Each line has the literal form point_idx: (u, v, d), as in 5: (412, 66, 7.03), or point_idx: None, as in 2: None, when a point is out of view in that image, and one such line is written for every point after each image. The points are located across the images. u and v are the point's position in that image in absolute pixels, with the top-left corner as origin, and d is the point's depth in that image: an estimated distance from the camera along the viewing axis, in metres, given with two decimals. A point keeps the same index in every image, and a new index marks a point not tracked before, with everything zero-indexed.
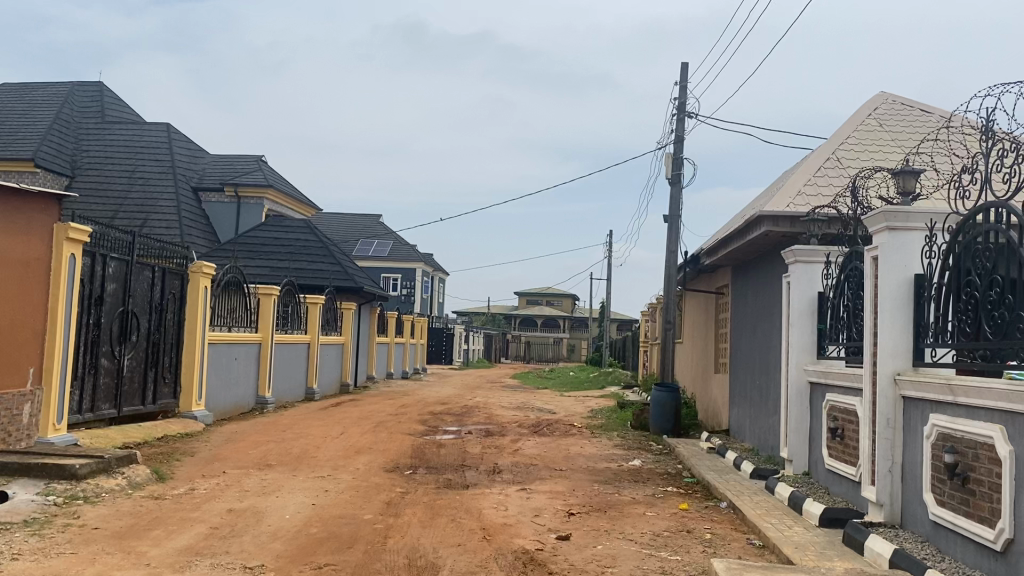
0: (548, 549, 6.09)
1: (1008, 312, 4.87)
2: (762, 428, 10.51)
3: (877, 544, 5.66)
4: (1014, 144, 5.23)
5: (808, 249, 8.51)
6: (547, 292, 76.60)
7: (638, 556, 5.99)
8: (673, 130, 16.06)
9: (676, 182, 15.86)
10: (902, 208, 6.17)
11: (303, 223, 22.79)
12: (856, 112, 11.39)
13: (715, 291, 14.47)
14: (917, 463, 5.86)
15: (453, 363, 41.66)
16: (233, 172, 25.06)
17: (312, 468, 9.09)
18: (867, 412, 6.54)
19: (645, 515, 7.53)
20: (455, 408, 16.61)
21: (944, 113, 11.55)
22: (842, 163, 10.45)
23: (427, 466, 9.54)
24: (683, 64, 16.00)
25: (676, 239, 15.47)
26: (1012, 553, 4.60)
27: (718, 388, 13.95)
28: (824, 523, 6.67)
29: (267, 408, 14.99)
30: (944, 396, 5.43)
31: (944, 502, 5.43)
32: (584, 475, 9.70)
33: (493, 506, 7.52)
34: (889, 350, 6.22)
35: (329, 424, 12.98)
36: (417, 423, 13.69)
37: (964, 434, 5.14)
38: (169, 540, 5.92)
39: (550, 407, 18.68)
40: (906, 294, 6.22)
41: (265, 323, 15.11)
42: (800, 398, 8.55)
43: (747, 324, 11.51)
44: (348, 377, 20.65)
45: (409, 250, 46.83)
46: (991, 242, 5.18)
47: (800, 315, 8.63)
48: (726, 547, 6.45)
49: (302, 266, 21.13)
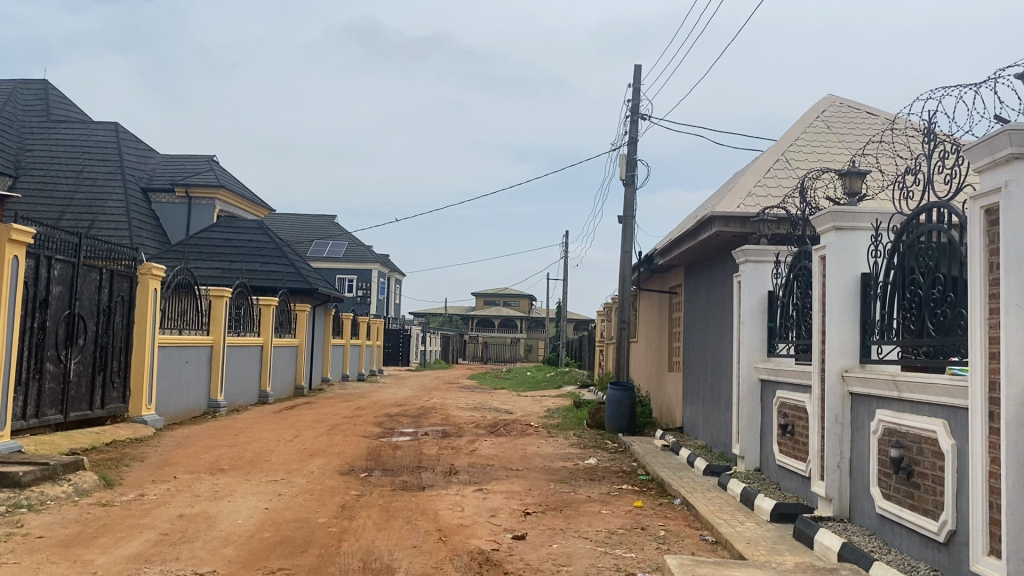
0: (504, 549, 6.10)
1: (950, 309, 5.00)
2: (714, 425, 10.65)
3: (826, 538, 5.77)
4: (954, 146, 5.35)
5: (757, 249, 8.65)
6: (503, 292, 76.78)
7: (594, 555, 6.02)
8: (627, 131, 16.23)
9: (630, 184, 16.01)
10: (849, 208, 6.31)
11: (255, 223, 22.52)
12: (804, 114, 11.61)
13: (668, 291, 14.60)
14: (864, 457, 6.00)
15: (410, 364, 41.52)
16: (183, 173, 24.57)
17: (265, 472, 8.99)
18: (816, 408, 6.67)
19: (600, 514, 7.58)
20: (412, 410, 16.57)
21: (890, 117, 11.81)
22: (791, 164, 10.64)
23: (383, 468, 9.51)
24: (636, 66, 16.15)
25: (630, 239, 15.61)
26: (954, 544, 4.73)
27: (672, 386, 14.09)
28: (775, 519, 6.79)
29: (219, 412, 14.76)
30: (889, 392, 5.57)
31: (890, 495, 5.57)
32: (540, 474, 9.72)
33: (449, 506, 7.51)
34: (836, 349, 6.36)
35: (284, 427, 12.84)
36: (372, 425, 13.59)
37: (909, 429, 5.28)
38: (116, 547, 5.81)
39: (506, 407, 18.71)
40: (852, 292, 6.37)
41: (217, 325, 14.88)
42: (752, 395, 8.68)
43: (700, 322, 11.66)
44: (303, 379, 20.43)
45: (365, 250, 46.50)
46: (934, 241, 5.32)
47: (751, 314, 8.74)
48: (679, 543, 6.52)
49: (254, 267, 20.84)
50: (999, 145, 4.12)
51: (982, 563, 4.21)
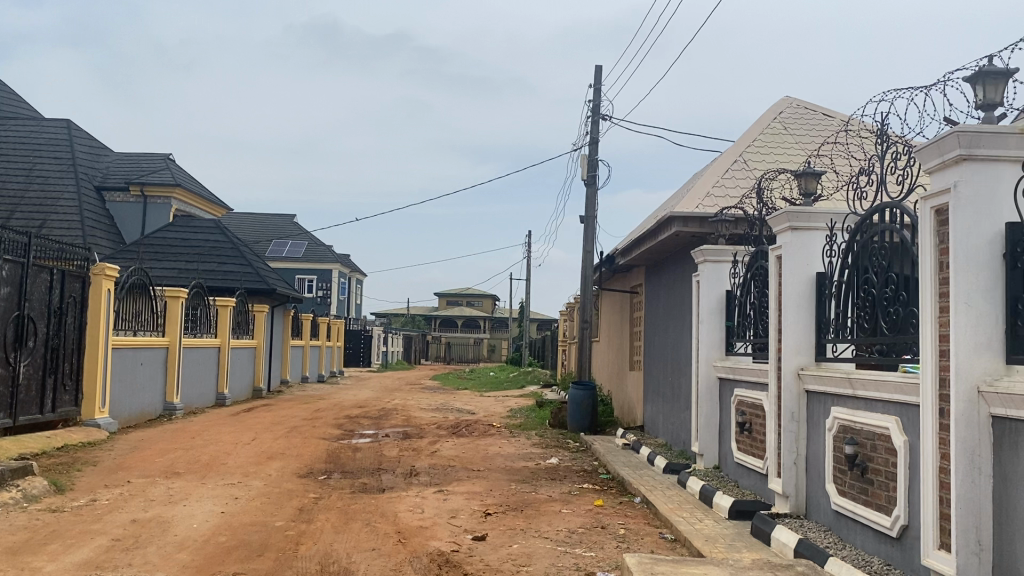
0: (464, 550, 6.06)
1: (903, 308, 5.08)
2: (675, 424, 10.72)
3: (782, 535, 5.84)
4: (906, 147, 5.43)
5: (715, 249, 8.72)
6: (465, 292, 76.67)
7: (554, 554, 6.03)
8: (588, 132, 16.29)
9: (592, 184, 16.06)
10: (804, 209, 6.38)
11: (212, 223, 22.20)
12: (762, 116, 11.73)
13: (629, 290, 14.67)
14: (820, 454, 6.07)
15: (371, 365, 41.20)
16: (138, 171, 24.12)
17: (222, 475, 8.85)
18: (772, 406, 6.75)
19: (561, 513, 7.59)
20: (372, 412, 16.45)
21: (845, 118, 11.99)
22: (749, 165, 10.76)
23: (343, 470, 9.42)
24: (597, 67, 16.22)
25: (591, 239, 15.67)
26: (907, 538, 4.81)
27: (633, 385, 14.16)
28: (733, 516, 6.85)
29: (175, 415, 14.51)
30: (844, 389, 5.64)
31: (845, 492, 5.65)
32: (501, 474, 9.71)
33: (408, 508, 7.46)
34: (792, 348, 6.44)
35: (241, 429, 12.65)
36: (331, 427, 13.46)
37: (863, 425, 5.35)
38: (66, 554, 5.67)
39: (468, 407, 18.66)
40: (808, 292, 6.45)
41: (173, 326, 14.63)
42: (710, 393, 8.76)
43: (660, 322, 11.74)
44: (261, 381, 20.18)
45: (325, 250, 46.11)
46: (887, 241, 5.40)
47: (709, 314, 8.81)
48: (639, 541, 6.55)
49: (212, 267, 20.53)
50: (948, 147, 4.19)
51: (933, 557, 4.29)
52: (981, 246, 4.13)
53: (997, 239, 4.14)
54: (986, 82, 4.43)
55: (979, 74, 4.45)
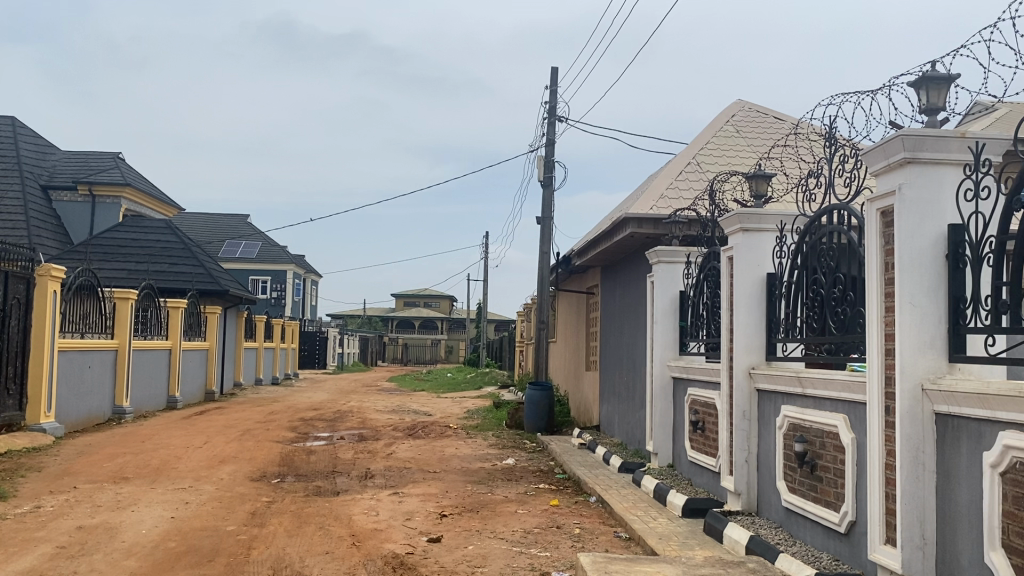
0: (419, 552, 6.03)
1: (850, 307, 5.18)
2: (630, 423, 10.80)
3: (734, 532, 5.91)
4: (853, 150, 5.54)
5: (669, 249, 8.80)
6: (423, 293, 76.38)
7: (509, 555, 6.03)
8: (544, 134, 16.33)
9: (548, 185, 16.11)
10: (755, 210, 6.49)
11: (163, 223, 21.81)
12: (715, 119, 11.88)
13: (585, 291, 14.74)
14: (771, 452, 6.17)
15: (326, 367, 40.83)
16: (86, 170, 23.60)
17: (172, 479, 8.70)
18: (724, 405, 6.84)
19: (517, 513, 7.60)
20: (328, 414, 16.29)
21: (795, 121, 12.18)
22: (702, 167, 10.89)
23: (296, 474, 9.31)
24: (553, 68, 16.27)
25: (548, 240, 15.72)
26: (855, 534, 4.90)
27: (589, 385, 14.25)
28: (686, 514, 6.92)
29: (125, 419, 14.22)
30: (793, 387, 5.75)
31: (794, 489, 5.75)
32: (457, 476, 9.67)
33: (363, 511, 7.39)
34: (743, 347, 6.53)
35: (193, 433, 12.44)
36: (286, 429, 13.31)
37: (812, 424, 5.45)
38: (8, 563, 5.52)
39: (424, 409, 18.58)
40: (758, 292, 6.55)
41: (122, 328, 14.34)
42: (664, 393, 8.84)
43: (615, 323, 11.82)
44: (214, 385, 19.86)
45: (279, 251, 45.58)
46: (835, 242, 5.51)
47: (663, 314, 8.89)
48: (594, 541, 6.59)
49: (163, 268, 20.16)
50: (893, 150, 4.30)
51: (879, 552, 4.38)
52: (925, 248, 4.23)
53: (940, 240, 4.24)
54: (930, 87, 4.54)
55: (922, 80, 4.56)
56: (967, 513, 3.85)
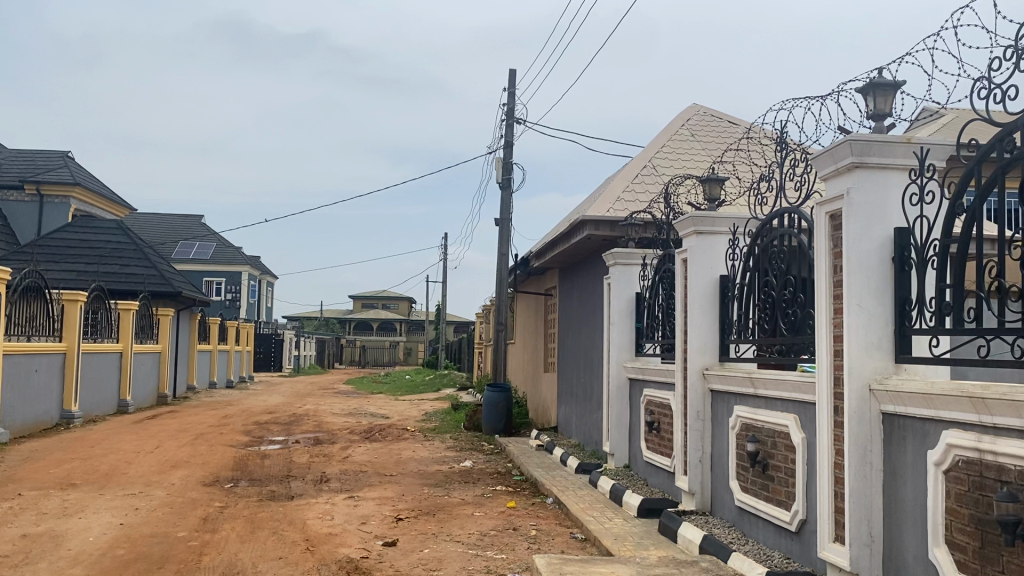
0: (373, 556, 5.99)
1: (800, 309, 5.27)
2: (587, 424, 10.86)
3: (688, 532, 5.97)
4: (803, 154, 5.64)
5: (625, 252, 8.86)
6: (381, 295, 75.86)
7: (465, 558, 6.02)
8: (503, 136, 16.34)
9: (506, 186, 16.12)
10: (709, 213, 6.56)
11: (114, 223, 21.38)
12: (670, 123, 11.99)
13: (544, 292, 14.77)
14: (724, 453, 6.24)
15: (282, 370, 40.31)
16: (34, 170, 23.06)
17: (121, 485, 8.52)
18: (679, 405, 6.91)
19: (473, 516, 7.58)
20: (283, 417, 16.09)
21: (749, 126, 12.35)
22: (658, 170, 10.98)
23: (250, 478, 9.18)
24: (511, 71, 16.30)
25: (506, 242, 15.73)
26: (805, 533, 4.98)
27: (547, 386, 14.30)
28: (642, 514, 6.97)
29: (73, 423, 13.90)
30: (746, 388, 5.82)
31: (747, 488, 5.82)
32: (414, 479, 9.62)
33: (317, 516, 7.32)
34: (697, 348, 6.60)
35: (144, 438, 12.21)
36: (239, 433, 13.12)
37: (764, 424, 5.53)
38: None
39: (382, 411, 18.47)
40: (712, 294, 6.63)
41: (70, 331, 14.02)
42: (620, 394, 8.91)
43: (573, 324, 11.88)
44: (166, 388, 19.50)
45: (234, 253, 44.95)
46: (785, 245, 5.60)
47: (619, 315, 8.96)
48: (550, 542, 6.61)
49: (113, 270, 19.75)
50: (841, 154, 4.39)
51: (829, 550, 4.46)
52: (871, 251, 4.32)
53: (886, 244, 4.33)
54: (877, 93, 4.64)
55: (870, 86, 4.65)
56: (913, 511, 3.92)
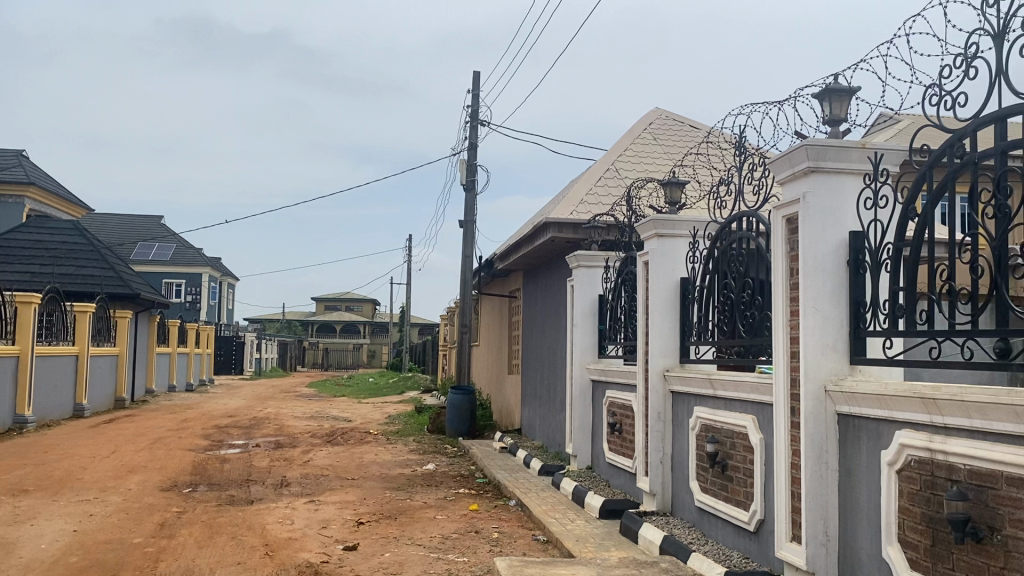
0: (334, 561, 5.94)
1: (758, 311, 5.34)
2: (550, 426, 10.89)
3: (649, 533, 6.00)
4: (761, 158, 5.71)
5: (588, 254, 8.89)
6: (345, 297, 75.34)
7: (426, 561, 5.99)
8: (467, 137, 16.33)
9: (470, 188, 16.11)
10: (669, 216, 6.62)
11: (70, 224, 21.00)
12: (632, 126, 12.08)
13: (508, 294, 14.80)
14: (684, 453, 6.29)
15: (244, 373, 39.82)
16: None
17: (76, 491, 8.36)
18: (640, 407, 6.95)
19: (435, 519, 7.56)
20: (244, 421, 15.90)
21: (710, 130, 12.48)
22: (620, 173, 11.05)
23: (209, 483, 9.05)
24: (475, 73, 16.30)
25: (470, 244, 15.72)
26: (763, 532, 5.04)
27: (511, 388, 14.31)
28: (603, 515, 7.01)
29: (27, 428, 13.62)
30: (705, 389, 5.88)
31: (707, 489, 5.87)
32: (376, 482, 9.57)
33: (277, 520, 7.24)
34: (658, 350, 6.65)
35: (100, 442, 11.98)
36: (199, 437, 12.95)
37: (723, 425, 5.59)
38: None
39: (345, 414, 18.33)
40: (673, 296, 6.69)
41: (24, 334, 13.73)
42: (583, 395, 8.94)
43: (537, 326, 11.89)
44: (124, 392, 19.17)
45: (194, 254, 44.34)
46: (744, 248, 5.66)
47: (582, 317, 8.99)
48: (512, 544, 6.61)
49: (69, 271, 19.39)
50: (798, 159, 4.44)
51: (786, 550, 4.51)
52: (828, 254, 4.38)
53: (841, 247, 4.40)
54: (833, 99, 4.71)
55: (826, 91, 4.72)
56: (867, 510, 3.98)
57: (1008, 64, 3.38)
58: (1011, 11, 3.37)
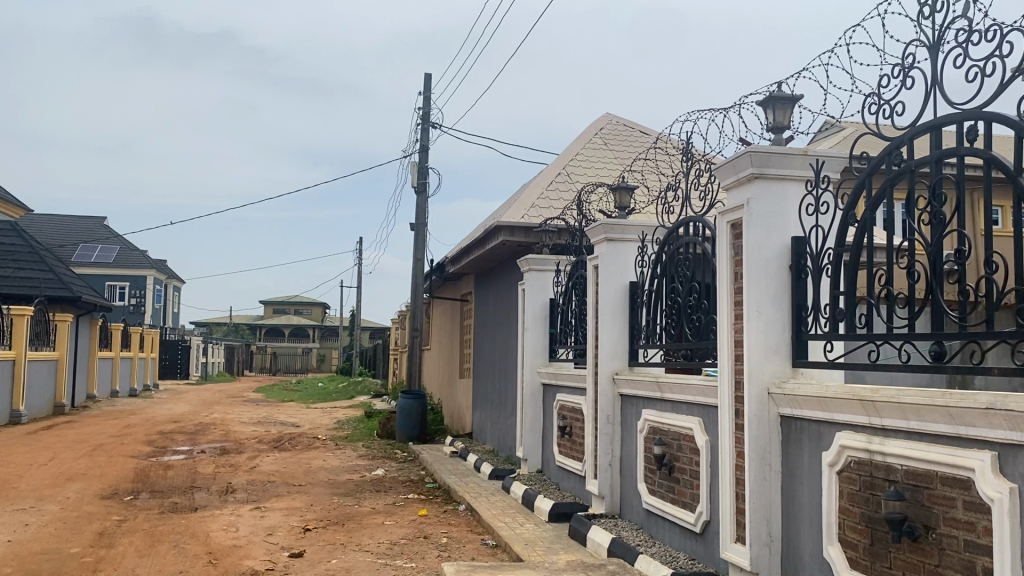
0: (279, 568, 5.84)
1: (704, 315, 5.41)
2: (501, 429, 10.89)
3: (597, 536, 6.02)
4: (707, 164, 5.78)
5: (540, 257, 8.92)
6: (295, 301, 74.43)
7: (373, 567, 5.93)
8: (418, 139, 16.26)
9: (422, 191, 16.04)
10: (619, 221, 6.67)
11: (7, 225, 20.39)
12: (583, 131, 12.16)
13: (459, 298, 14.77)
14: (632, 456, 6.34)
15: (190, 378, 39.04)
16: None
17: (11, 500, 8.09)
18: (590, 410, 6.98)
19: (383, 525, 7.50)
20: (189, 427, 15.58)
21: (659, 136, 12.61)
22: (571, 178, 11.10)
23: (151, 490, 8.84)
24: (426, 74, 16.25)
25: (421, 247, 15.66)
26: (709, 533, 5.09)
27: (462, 392, 14.27)
28: (552, 519, 7.02)
29: None
30: (653, 392, 5.94)
31: (654, 491, 5.93)
32: (324, 488, 9.45)
33: (221, 527, 7.10)
34: (608, 352, 6.69)
35: (37, 449, 11.62)
36: (142, 444, 12.65)
37: (670, 427, 5.64)
38: None
39: (293, 420, 18.08)
40: (622, 300, 6.74)
41: None
42: (534, 399, 8.95)
43: (488, 329, 11.88)
44: (63, 398, 18.66)
45: (138, 256, 43.41)
46: (690, 252, 5.73)
47: (533, 320, 9.00)
48: (460, 549, 6.58)
49: (6, 273, 18.81)
50: (742, 165, 4.52)
51: (731, 550, 4.56)
52: (771, 259, 4.45)
53: (784, 252, 4.48)
54: (777, 106, 4.79)
55: (770, 98, 4.80)
56: (809, 509, 4.05)
57: (942, 74, 3.48)
58: (945, 23, 3.48)
